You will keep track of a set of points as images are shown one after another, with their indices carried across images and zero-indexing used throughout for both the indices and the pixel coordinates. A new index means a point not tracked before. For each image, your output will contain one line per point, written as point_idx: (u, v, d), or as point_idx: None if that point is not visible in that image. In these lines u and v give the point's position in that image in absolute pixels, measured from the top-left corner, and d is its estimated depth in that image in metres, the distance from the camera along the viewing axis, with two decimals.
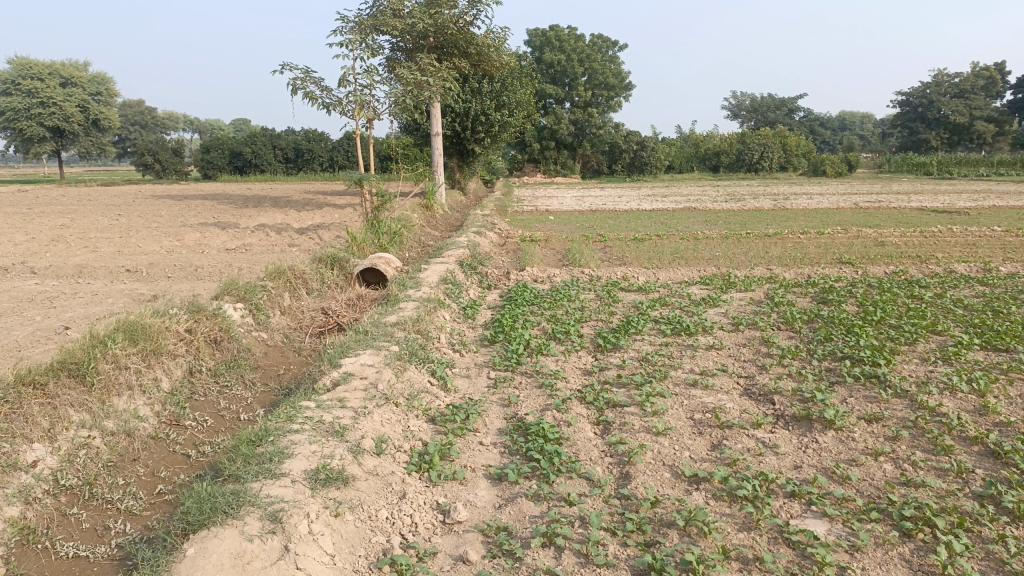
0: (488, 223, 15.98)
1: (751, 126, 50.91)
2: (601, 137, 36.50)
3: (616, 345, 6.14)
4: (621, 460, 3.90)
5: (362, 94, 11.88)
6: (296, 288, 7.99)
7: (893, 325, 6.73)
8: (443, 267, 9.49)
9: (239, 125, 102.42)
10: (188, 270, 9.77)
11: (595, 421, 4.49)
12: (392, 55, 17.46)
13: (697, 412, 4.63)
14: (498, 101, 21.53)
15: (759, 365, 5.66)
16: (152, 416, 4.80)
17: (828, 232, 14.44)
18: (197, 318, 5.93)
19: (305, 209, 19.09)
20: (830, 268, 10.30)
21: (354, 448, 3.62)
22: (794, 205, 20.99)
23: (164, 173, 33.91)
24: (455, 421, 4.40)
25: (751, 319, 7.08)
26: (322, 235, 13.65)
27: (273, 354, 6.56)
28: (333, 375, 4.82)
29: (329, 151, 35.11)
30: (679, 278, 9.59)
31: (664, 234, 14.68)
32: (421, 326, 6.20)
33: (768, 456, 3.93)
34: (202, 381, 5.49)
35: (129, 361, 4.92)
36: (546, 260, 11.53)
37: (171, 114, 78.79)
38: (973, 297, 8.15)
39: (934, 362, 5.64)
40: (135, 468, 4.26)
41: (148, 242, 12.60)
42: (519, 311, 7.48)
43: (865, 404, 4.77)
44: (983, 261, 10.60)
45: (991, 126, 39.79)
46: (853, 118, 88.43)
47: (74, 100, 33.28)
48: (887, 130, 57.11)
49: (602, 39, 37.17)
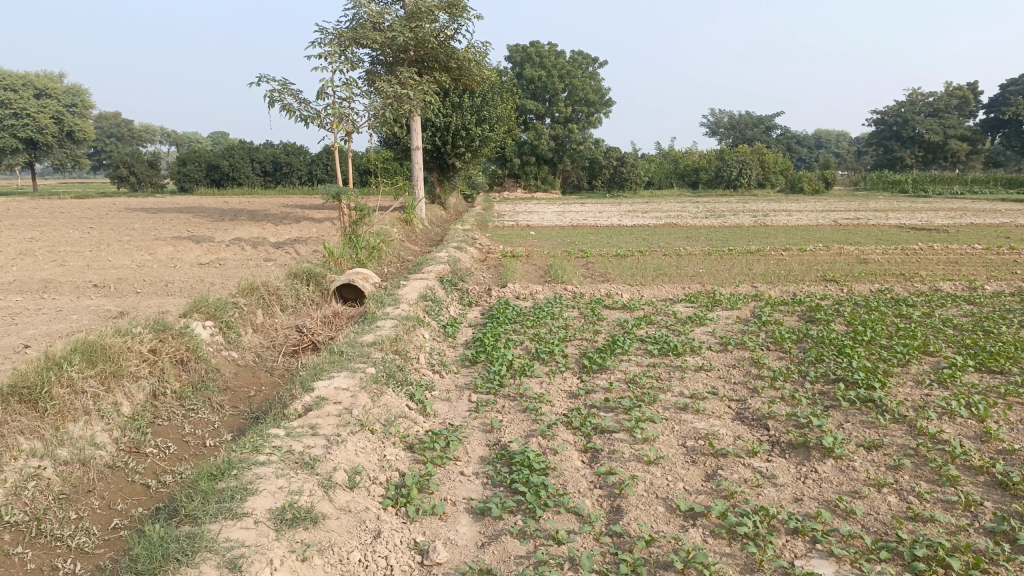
0: (469, 237, 15.76)
1: (730, 143, 51.32)
2: (581, 152, 36.54)
3: (602, 366, 5.92)
4: (611, 493, 3.66)
5: (341, 106, 11.64)
6: (269, 305, 7.69)
7: (884, 345, 6.58)
8: (423, 284, 9.23)
9: (216, 137, 101.71)
10: (158, 285, 9.43)
11: (582, 449, 4.26)
12: (372, 68, 17.26)
13: (689, 439, 4.41)
14: (479, 115, 21.40)
15: (750, 388, 5.45)
16: (111, 442, 4.50)
17: (810, 249, 14.36)
18: (162, 337, 5.63)
19: (282, 223, 18.77)
20: (815, 286, 10.18)
21: (325, 482, 3.34)
22: (775, 222, 21.02)
23: (139, 186, 33.36)
24: (434, 450, 4.15)
25: (739, 338, 6.89)
26: (299, 250, 13.37)
27: (243, 375, 6.27)
28: (305, 399, 4.54)
29: (308, 165, 34.81)
30: (664, 295, 9.43)
31: (646, 250, 14.53)
32: (399, 346, 5.93)
33: (766, 488, 3.72)
34: (166, 405, 5.20)
35: (87, 385, 4.62)
36: (528, 276, 11.33)
37: (148, 126, 78.06)
38: (961, 316, 8.04)
39: (929, 385, 5.47)
40: (89, 500, 3.96)
41: (119, 256, 12.22)
42: (501, 330, 7.24)
43: (862, 430, 4.58)
44: (968, 279, 10.54)
45: (964, 145, 40.35)
46: (830, 136, 89.51)
47: (47, 111, 32.64)
48: (862, 148, 57.87)
49: (583, 55, 37.26)
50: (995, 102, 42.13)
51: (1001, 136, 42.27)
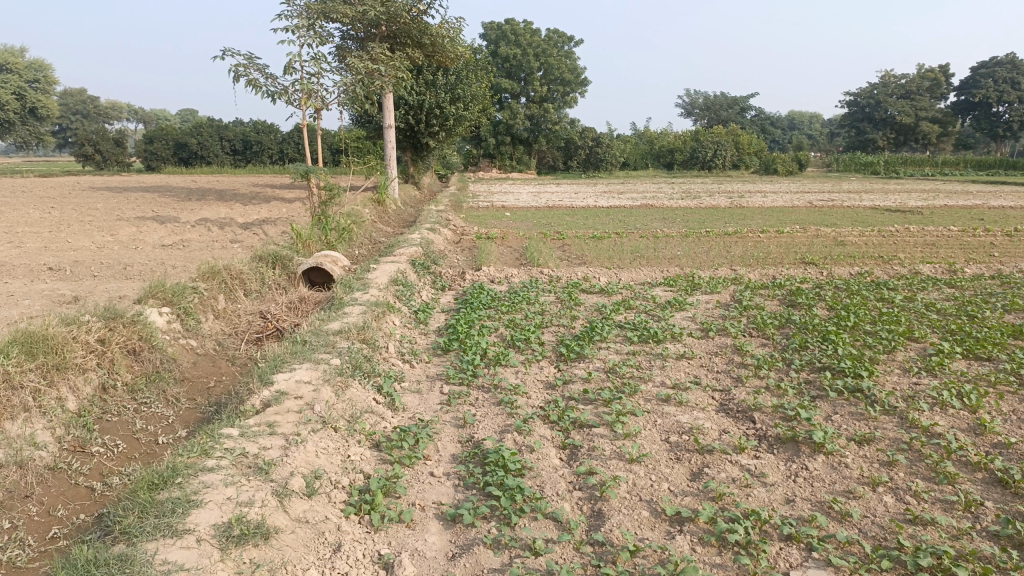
0: (443, 219, 15.43)
1: (704, 124, 51.21)
2: (557, 132, 36.20)
3: (580, 355, 5.67)
4: (592, 495, 3.42)
5: (310, 83, 11.19)
6: (232, 289, 7.33)
7: (869, 331, 6.38)
8: (394, 267, 8.90)
9: (184, 115, 99.49)
10: (117, 268, 9.00)
11: (560, 445, 4.01)
12: (343, 44, 16.74)
13: (673, 433, 4.17)
14: (453, 94, 20.94)
15: (734, 377, 5.23)
16: (53, 441, 4.15)
17: (787, 230, 14.20)
18: (112, 326, 5.27)
19: (251, 203, 18.26)
20: (794, 269, 10.00)
21: (280, 490, 3.06)
22: (750, 203, 20.90)
23: (104, 164, 32.39)
24: (402, 448, 3.88)
25: (720, 324, 6.66)
26: (268, 231, 12.94)
27: (202, 364, 5.94)
28: (263, 394, 4.23)
29: (279, 143, 34.19)
30: (642, 278, 9.19)
31: (623, 232, 14.27)
32: (366, 334, 5.62)
33: (756, 488, 3.49)
34: (116, 400, 4.87)
35: (26, 379, 4.26)
36: (502, 259, 11.04)
37: (115, 104, 76.18)
38: (944, 300, 7.89)
39: (918, 373, 5.30)
40: (25, 507, 3.62)
41: (79, 237, 11.70)
42: (474, 316, 6.95)
43: (853, 423, 4.37)
44: (947, 262, 10.42)
45: (935, 126, 40.57)
46: (802, 118, 89.78)
47: (8, 87, 31.42)
48: (834, 130, 58.11)
49: (557, 34, 36.77)
50: (966, 85, 42.32)
51: (971, 118, 42.52)
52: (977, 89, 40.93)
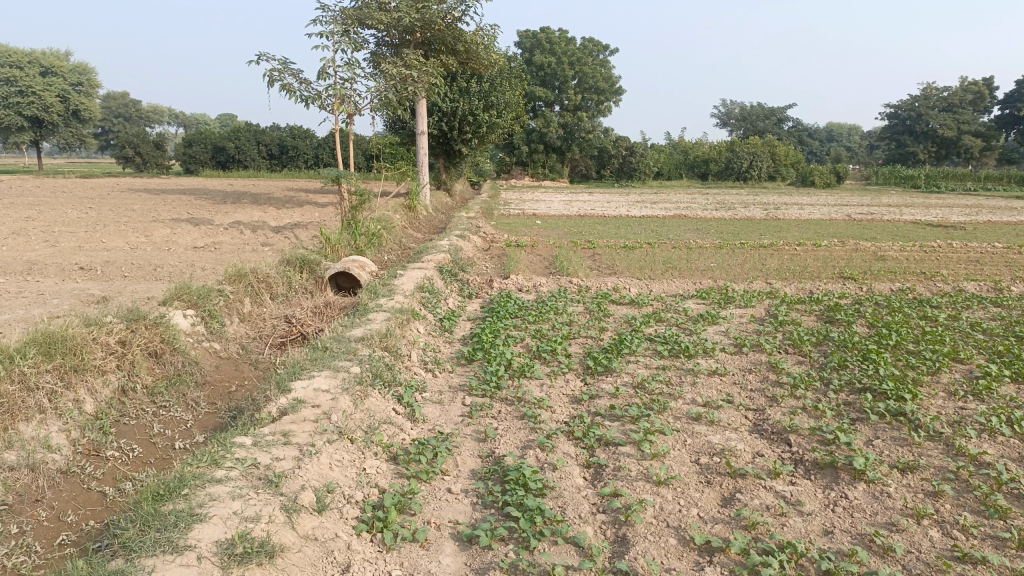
0: (474, 226, 15.33)
1: (740, 135, 50.65)
2: (590, 141, 36.04)
3: (607, 368, 5.49)
4: (617, 519, 3.24)
5: (343, 87, 11.17)
6: (258, 293, 7.27)
7: (911, 351, 6.12)
8: (422, 273, 8.79)
9: (223, 119, 101.20)
10: (147, 269, 9.02)
11: (584, 464, 3.84)
12: (378, 50, 16.78)
13: (703, 455, 3.98)
14: (486, 101, 20.91)
15: (769, 396, 5.01)
16: (67, 444, 4.09)
17: (824, 244, 13.85)
18: (134, 328, 5.21)
19: (285, 207, 18.35)
20: (832, 283, 9.72)
21: (289, 505, 2.93)
22: (786, 215, 20.53)
23: (144, 166, 32.89)
24: (420, 463, 3.75)
25: (755, 339, 6.44)
26: (298, 235, 12.96)
27: (225, 368, 5.87)
28: (280, 402, 4.12)
29: (315, 148, 34.47)
30: (674, 290, 8.97)
31: (655, 242, 14.02)
32: (390, 342, 5.49)
33: (792, 517, 3.29)
34: (135, 403, 4.80)
35: (43, 381, 4.21)
36: (532, 267, 10.90)
37: (157, 108, 77.64)
38: (989, 320, 7.57)
39: (963, 398, 5.03)
40: (35, 511, 3.54)
41: (113, 238, 11.78)
42: (500, 325, 6.79)
43: (895, 449, 4.14)
44: (993, 280, 10.05)
45: (978, 140, 39.62)
46: (840, 130, 88.62)
47: (53, 90, 32.10)
48: (873, 143, 57.18)
49: (593, 42, 36.64)
50: (1010, 98, 41.36)
51: (1017, 133, 41.50)
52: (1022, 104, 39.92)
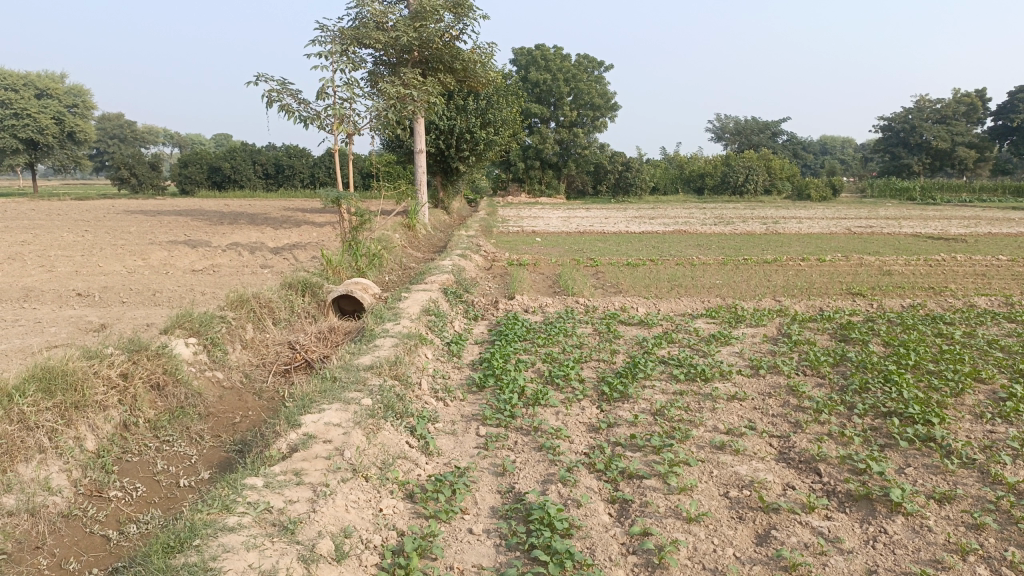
0: (474, 244, 15.21)
1: (735, 148, 50.79)
2: (586, 157, 36.07)
3: (624, 395, 5.34)
4: (649, 563, 3.10)
5: (342, 108, 11.06)
6: (260, 318, 7.10)
7: (932, 370, 5.96)
8: (426, 295, 8.64)
9: (218, 138, 101.47)
10: (146, 295, 8.87)
11: (609, 499, 3.69)
12: (375, 69, 16.71)
13: (731, 487, 3.83)
14: (484, 119, 20.86)
15: (792, 422, 4.86)
16: (69, 486, 3.93)
17: (829, 259, 13.73)
18: (136, 359, 5.04)
19: (282, 227, 18.22)
20: (841, 300, 9.60)
21: (306, 555, 2.79)
22: (786, 230, 20.44)
23: (139, 187, 32.75)
24: (438, 501, 3.59)
25: (771, 361, 6.29)
26: (298, 256, 12.81)
27: (228, 398, 5.70)
28: (290, 438, 3.96)
29: (310, 168, 34.38)
30: (683, 309, 8.84)
31: (658, 259, 13.89)
32: (399, 370, 5.34)
33: (833, 556, 3.15)
34: (137, 438, 4.64)
35: (43, 420, 4.04)
36: (536, 287, 10.76)
37: (152, 128, 77.68)
38: (1006, 337, 7.42)
39: (991, 421, 4.88)
40: (36, 560, 3.38)
41: (110, 262, 11.63)
42: (510, 349, 6.63)
43: (929, 477, 3.99)
44: (1003, 295, 9.93)
45: (972, 152, 39.74)
46: (834, 142, 88.99)
47: (49, 112, 31.99)
48: (867, 155, 57.37)
49: (588, 58, 36.72)
50: (1003, 109, 41.54)
51: (1009, 143, 41.66)
52: (1015, 115, 40.07)
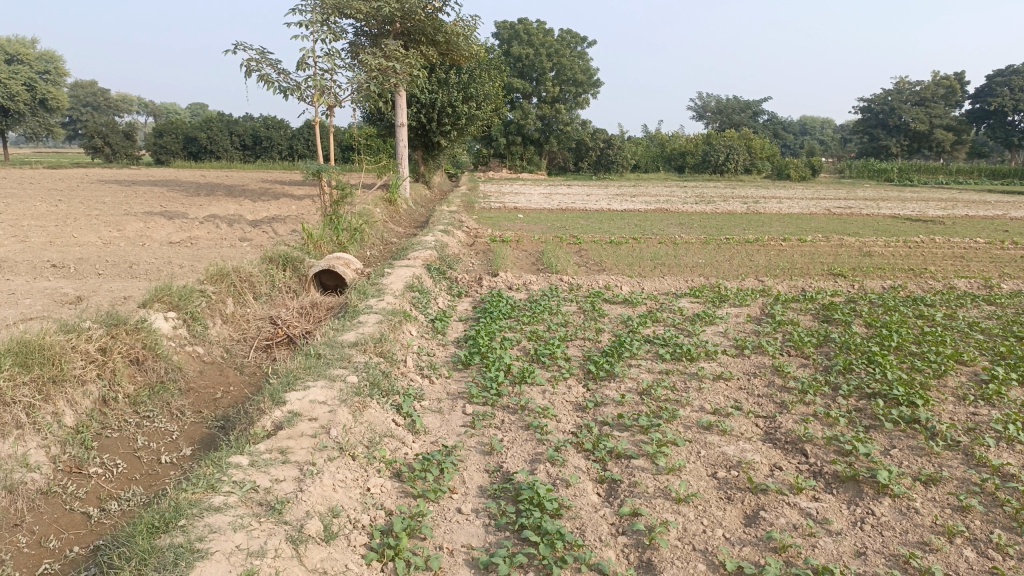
0: (456, 220, 15.10)
1: (716, 127, 50.80)
2: (568, 133, 35.92)
3: (610, 373, 5.33)
4: (639, 543, 3.10)
5: (323, 79, 10.87)
6: (241, 293, 6.99)
7: (914, 352, 6.00)
8: (410, 271, 8.55)
9: (195, 109, 99.87)
10: (123, 267, 8.70)
11: (598, 479, 3.68)
12: (356, 40, 16.43)
13: (720, 468, 3.83)
14: (466, 93, 20.65)
15: (778, 403, 4.87)
16: (47, 462, 3.84)
17: (810, 239, 13.80)
18: (115, 333, 4.93)
19: (261, 199, 17.97)
20: (824, 281, 9.63)
21: (295, 536, 2.76)
22: (767, 210, 20.49)
23: (114, 157, 32.12)
24: (426, 481, 3.55)
25: (756, 341, 6.30)
26: (277, 229, 12.64)
27: (210, 373, 5.61)
28: (276, 415, 3.90)
29: (289, 139, 33.93)
30: (666, 288, 8.84)
31: (640, 237, 13.87)
32: (384, 347, 5.28)
33: (821, 538, 3.16)
34: (117, 414, 4.55)
35: (20, 395, 3.94)
36: (519, 264, 10.70)
37: (125, 96, 76.07)
38: (985, 319, 7.50)
39: (974, 403, 4.94)
40: (14, 538, 3.30)
41: (84, 232, 11.39)
42: (494, 327, 6.58)
43: (915, 460, 4.01)
44: (981, 277, 10.03)
45: (949, 134, 40.04)
46: (813, 122, 89.30)
47: (19, 78, 31.20)
48: (846, 137, 57.62)
49: (571, 34, 36.40)
50: (980, 93, 41.85)
51: (986, 127, 42.00)
52: (992, 99, 40.37)
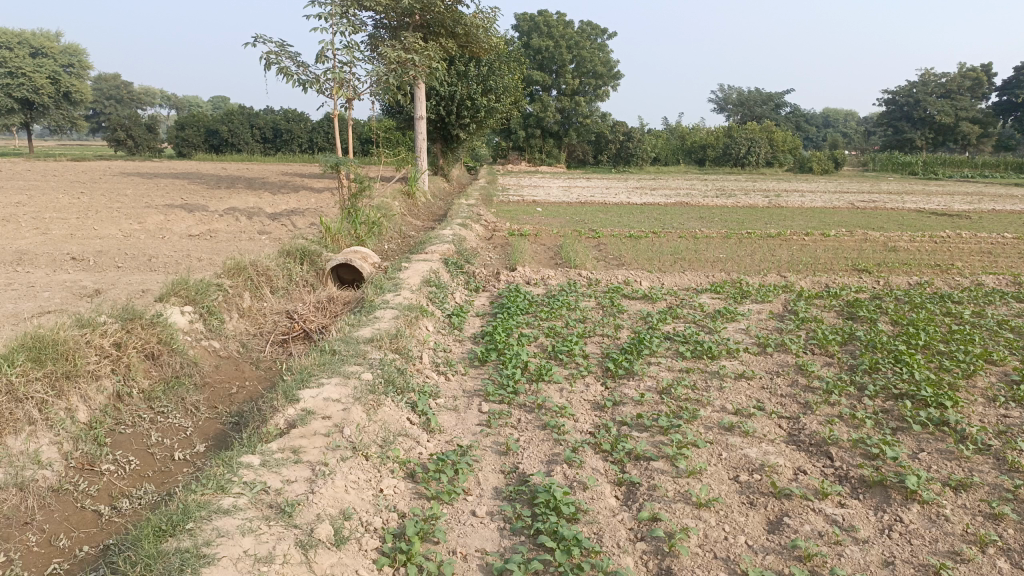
0: (474, 214, 15.02)
1: (737, 120, 50.26)
2: (588, 126, 35.66)
3: (629, 371, 5.23)
4: (657, 550, 3.01)
5: (342, 71, 10.81)
6: (258, 287, 6.96)
7: (942, 351, 5.84)
8: (427, 266, 8.48)
9: (217, 103, 100.50)
10: (142, 260, 8.71)
11: (616, 482, 3.60)
12: (375, 33, 16.36)
13: (741, 471, 3.73)
14: (485, 85, 20.52)
15: (802, 403, 4.75)
16: (59, 459, 3.82)
17: (833, 233, 13.57)
18: (129, 328, 4.90)
19: (280, 192, 17.97)
20: (848, 277, 9.45)
21: (304, 540, 2.70)
22: (789, 203, 20.22)
23: (136, 150, 32.32)
24: (440, 482, 3.48)
25: (778, 339, 6.16)
26: (296, 223, 12.62)
27: (225, 368, 5.58)
28: (289, 413, 3.84)
29: (309, 132, 33.98)
30: (686, 284, 8.70)
31: (660, 231, 13.71)
32: (400, 343, 5.22)
33: (848, 547, 3.06)
34: (131, 409, 4.53)
35: (33, 390, 3.91)
36: (537, 258, 10.61)
37: (148, 90, 76.57)
38: (1015, 317, 7.30)
39: (1005, 405, 4.78)
40: (24, 536, 3.27)
41: (105, 225, 11.43)
42: (512, 323, 6.49)
43: (944, 464, 3.89)
44: (1010, 274, 9.79)
45: (976, 127, 39.32)
46: (836, 115, 88.20)
47: (44, 71, 31.45)
48: (870, 130, 56.76)
49: (590, 26, 36.11)
50: (1008, 84, 41.04)
51: (1013, 119, 41.22)
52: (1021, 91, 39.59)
